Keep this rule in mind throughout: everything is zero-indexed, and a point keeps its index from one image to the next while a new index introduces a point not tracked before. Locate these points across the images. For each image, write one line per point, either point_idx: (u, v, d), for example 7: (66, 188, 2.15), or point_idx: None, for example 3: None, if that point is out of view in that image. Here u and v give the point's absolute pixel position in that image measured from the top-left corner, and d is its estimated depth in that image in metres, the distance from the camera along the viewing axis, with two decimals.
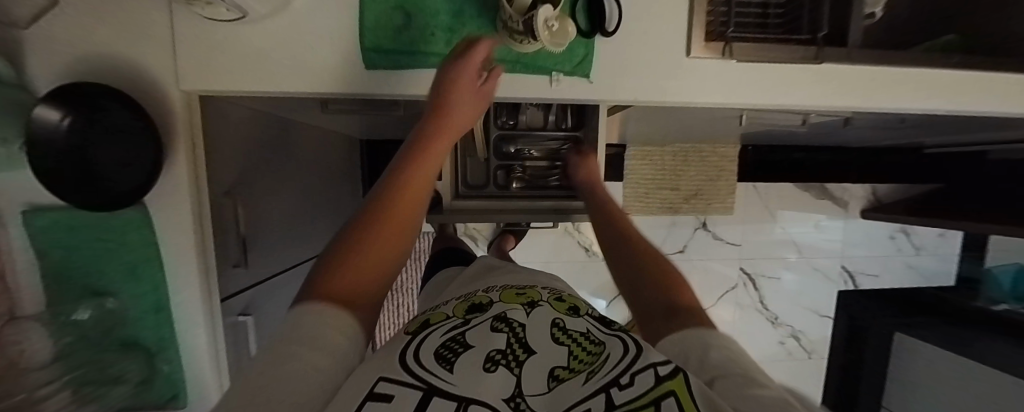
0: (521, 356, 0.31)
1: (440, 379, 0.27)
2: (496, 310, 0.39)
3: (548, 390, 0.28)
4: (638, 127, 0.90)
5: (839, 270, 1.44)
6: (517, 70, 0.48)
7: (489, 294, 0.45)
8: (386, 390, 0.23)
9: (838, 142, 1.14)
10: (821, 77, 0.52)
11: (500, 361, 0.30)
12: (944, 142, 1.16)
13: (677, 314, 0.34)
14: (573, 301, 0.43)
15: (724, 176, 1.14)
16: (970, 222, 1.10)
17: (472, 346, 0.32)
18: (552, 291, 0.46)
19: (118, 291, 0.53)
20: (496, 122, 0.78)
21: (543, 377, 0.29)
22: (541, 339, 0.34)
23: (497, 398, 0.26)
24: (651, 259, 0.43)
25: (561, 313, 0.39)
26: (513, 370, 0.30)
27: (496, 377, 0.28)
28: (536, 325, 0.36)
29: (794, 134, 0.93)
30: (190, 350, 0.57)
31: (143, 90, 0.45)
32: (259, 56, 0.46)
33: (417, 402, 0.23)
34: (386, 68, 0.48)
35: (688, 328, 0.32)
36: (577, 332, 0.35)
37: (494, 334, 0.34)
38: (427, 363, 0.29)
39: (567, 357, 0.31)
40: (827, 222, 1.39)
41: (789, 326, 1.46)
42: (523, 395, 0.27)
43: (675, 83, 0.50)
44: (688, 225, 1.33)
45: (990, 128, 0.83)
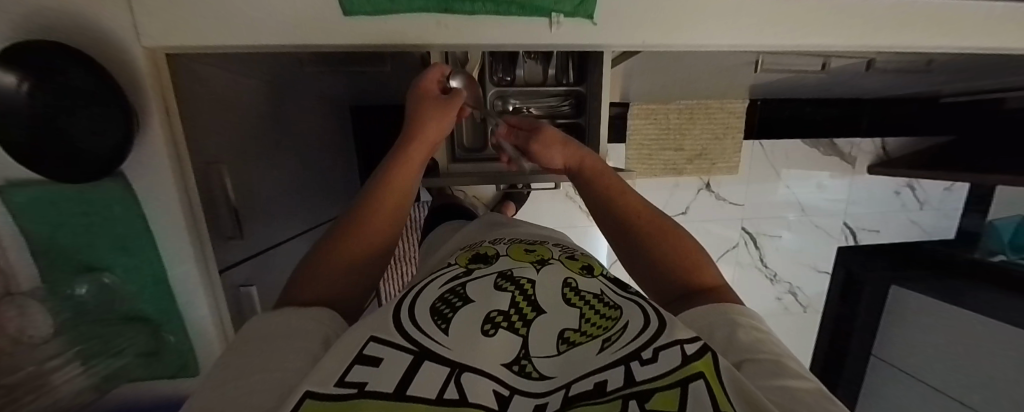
0: (528, 316, 0.31)
1: (431, 340, 0.27)
2: (501, 266, 0.38)
3: (559, 353, 0.28)
4: (643, 80, 0.85)
5: (840, 226, 1.44)
6: (513, 13, 0.43)
7: (496, 247, 0.43)
8: (377, 355, 0.25)
9: (850, 94, 1.09)
10: (852, 13, 0.48)
11: (501, 323, 0.30)
12: (959, 92, 1.10)
13: (699, 296, 0.37)
14: (586, 260, 0.42)
15: (730, 134, 1.10)
16: (979, 175, 1.07)
17: (472, 301, 0.32)
18: (562, 250, 0.44)
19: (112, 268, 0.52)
20: (492, 79, 0.71)
21: (552, 339, 0.29)
22: (551, 295, 0.33)
23: (500, 363, 0.27)
24: (652, 231, 0.43)
25: (574, 272, 0.37)
26: (518, 331, 0.30)
27: (497, 342, 0.28)
28: (544, 280, 0.35)
29: (807, 84, 0.89)
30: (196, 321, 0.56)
31: (102, 50, 0.41)
32: (223, 5, 0.40)
33: (406, 368, 0.24)
34: (367, 14, 0.41)
35: (715, 305, 0.34)
36: (590, 293, 0.34)
37: (498, 292, 0.33)
38: (422, 320, 0.29)
39: (578, 319, 0.31)
40: (831, 180, 1.37)
41: (787, 283, 1.48)
42: (529, 356, 0.28)
43: (693, 23, 0.45)
44: (691, 187, 1.30)
45: (1011, 72, 0.79)
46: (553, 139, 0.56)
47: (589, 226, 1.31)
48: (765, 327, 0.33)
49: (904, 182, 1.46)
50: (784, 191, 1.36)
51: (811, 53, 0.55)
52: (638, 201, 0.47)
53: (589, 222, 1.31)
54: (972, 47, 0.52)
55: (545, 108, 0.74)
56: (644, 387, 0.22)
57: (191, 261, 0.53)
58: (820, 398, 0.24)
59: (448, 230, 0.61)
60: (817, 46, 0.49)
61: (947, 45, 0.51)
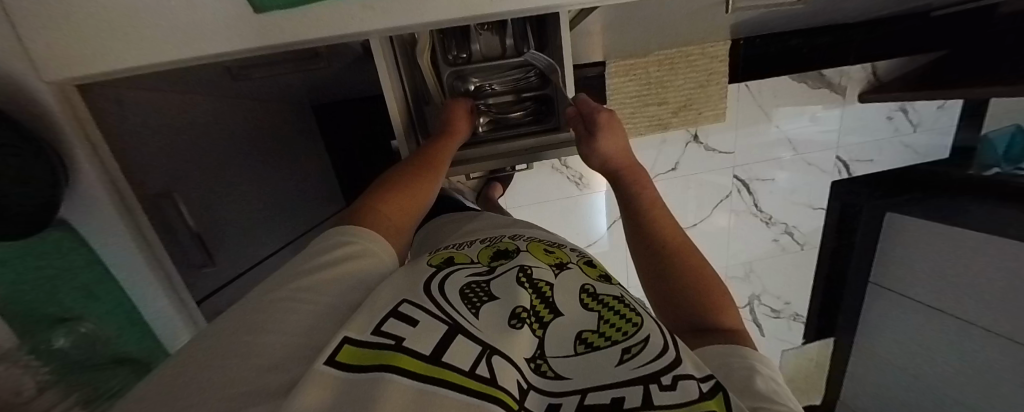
0: (545, 318, 0.29)
1: (462, 319, 0.27)
2: (522, 260, 0.35)
3: (575, 355, 0.26)
4: (616, 34, 0.79)
5: (833, 161, 1.41)
6: None
7: (515, 241, 0.41)
8: (413, 318, 0.26)
9: (839, 20, 1.02)
10: None
11: (527, 319, 0.28)
12: (954, 3, 1.03)
13: (717, 334, 0.36)
14: (604, 268, 0.39)
15: (715, 79, 1.05)
16: (974, 89, 1.03)
17: (495, 297, 0.30)
18: (580, 254, 0.42)
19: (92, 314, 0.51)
20: (446, 59, 0.66)
21: (568, 339, 0.28)
22: (569, 299, 0.31)
23: (522, 356, 0.25)
24: (681, 257, 0.43)
25: (591, 278, 0.35)
26: (537, 332, 0.28)
27: (522, 336, 0.27)
28: (563, 281, 0.33)
29: (793, 15, 0.83)
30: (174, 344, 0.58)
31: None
32: (122, 19, 0.35)
33: (440, 338, 0.24)
34: (281, 8, 0.36)
35: (730, 346, 0.33)
36: (609, 297, 0.32)
37: (517, 287, 0.30)
38: (452, 299, 0.29)
39: (596, 320, 0.29)
40: (821, 113, 1.33)
41: (782, 223, 1.48)
42: (544, 355, 0.27)
43: None
44: (680, 140, 1.27)
45: None
46: (615, 147, 0.58)
47: (580, 195, 1.29)
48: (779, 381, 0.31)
49: (898, 106, 1.41)
50: (776, 132, 1.32)
51: None
52: (675, 227, 0.47)
53: (579, 191, 1.29)
54: None
55: (509, 82, 0.69)
56: None
57: (162, 293, 0.54)
58: None
59: (446, 220, 0.58)
60: None
61: None
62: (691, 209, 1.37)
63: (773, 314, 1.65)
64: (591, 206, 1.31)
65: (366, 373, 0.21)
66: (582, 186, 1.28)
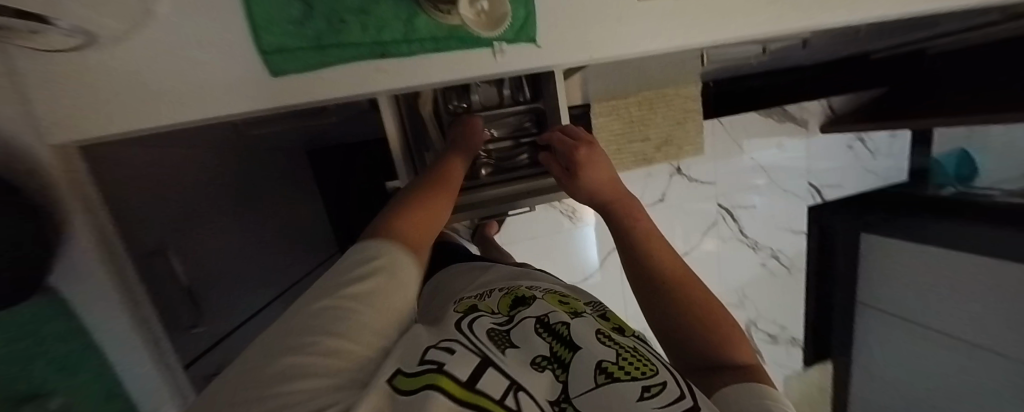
0: (566, 357, 0.29)
1: (490, 352, 0.28)
2: (540, 309, 0.36)
3: (597, 387, 0.26)
4: (600, 81, 0.85)
5: (805, 186, 1.50)
6: (452, 48, 0.39)
7: (531, 289, 0.42)
8: (443, 354, 0.26)
9: (798, 62, 1.12)
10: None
11: (546, 365, 0.29)
12: (888, 48, 1.17)
13: (731, 372, 0.35)
14: (619, 322, 0.39)
15: (691, 117, 1.13)
16: (919, 121, 1.13)
17: (516, 343, 0.31)
18: (596, 309, 0.42)
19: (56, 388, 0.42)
20: (447, 107, 0.69)
21: (589, 372, 0.28)
22: (588, 340, 0.31)
23: (545, 398, 0.26)
24: (683, 293, 0.42)
25: (609, 326, 0.36)
26: (557, 376, 0.29)
27: (542, 379, 0.28)
28: (581, 322, 0.33)
29: (757, 61, 0.91)
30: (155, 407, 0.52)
31: None
32: (131, 88, 0.34)
33: (475, 366, 0.26)
34: (296, 71, 0.37)
35: (747, 385, 0.32)
36: (628, 344, 0.32)
37: (536, 334, 0.32)
38: (480, 335, 0.31)
39: (615, 355, 0.29)
40: (788, 141, 1.43)
41: (768, 248, 1.53)
42: (569, 398, 0.27)
43: (643, 28, 0.42)
44: (663, 173, 1.32)
45: (931, 27, 0.84)
46: (602, 181, 0.57)
47: (571, 229, 1.31)
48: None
49: (855, 136, 1.53)
50: (750, 162, 1.40)
51: (763, 38, 0.52)
52: (674, 260, 0.46)
53: (571, 225, 1.31)
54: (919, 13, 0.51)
55: (507, 128, 0.72)
56: None
57: (138, 346, 0.47)
58: None
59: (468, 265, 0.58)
60: (774, 31, 0.46)
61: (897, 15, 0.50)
62: (681, 238, 1.40)
63: (771, 340, 1.66)
64: (584, 239, 1.33)
65: (415, 394, 0.23)
66: (574, 220, 1.30)
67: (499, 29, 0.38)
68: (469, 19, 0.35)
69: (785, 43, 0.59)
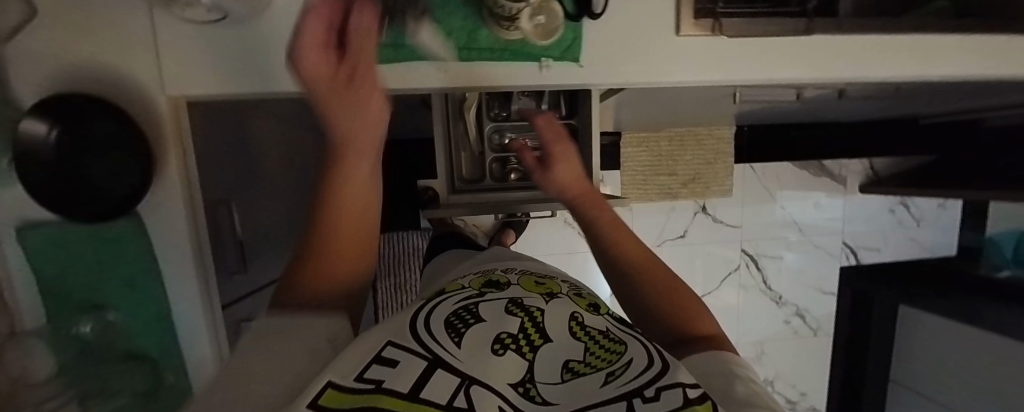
0: (535, 342, 0.29)
1: (442, 350, 0.25)
2: (512, 293, 0.36)
3: (563, 381, 0.26)
4: (632, 111, 0.89)
5: (839, 246, 1.44)
6: (504, 60, 0.44)
7: (508, 275, 0.43)
8: (393, 357, 0.23)
9: (841, 118, 1.11)
10: (838, 49, 0.48)
11: (509, 345, 0.27)
12: (937, 114, 1.14)
13: (695, 342, 0.38)
14: (593, 299, 0.41)
15: (721, 158, 1.14)
16: (970, 193, 1.08)
17: (483, 320, 0.30)
18: (570, 286, 0.43)
19: (120, 303, 0.45)
20: (489, 114, 0.73)
21: (557, 366, 0.27)
22: (557, 326, 0.31)
23: (506, 381, 0.24)
24: (650, 275, 0.44)
25: (582, 308, 0.36)
26: (524, 356, 0.27)
27: (506, 361, 0.26)
28: (554, 310, 0.33)
29: (795, 112, 0.92)
30: (193, 351, 0.51)
31: (122, 97, 0.41)
32: (241, 59, 0.42)
33: (420, 374, 0.21)
34: None
35: (711, 353, 0.35)
36: (595, 329, 0.32)
37: (508, 316, 0.31)
38: (436, 332, 0.27)
39: (583, 350, 0.29)
40: (824, 198, 1.39)
41: (793, 305, 1.46)
42: (534, 379, 0.25)
43: (680, 62, 0.46)
44: (688, 210, 1.32)
45: (988, 99, 0.82)
46: (569, 176, 0.56)
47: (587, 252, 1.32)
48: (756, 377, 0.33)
49: (898, 200, 1.47)
50: (781, 214, 1.37)
51: (795, 85, 0.54)
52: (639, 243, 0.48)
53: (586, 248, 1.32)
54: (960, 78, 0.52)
55: (541, 139, 0.76)
56: None
57: (194, 277, 0.47)
58: None
59: (454, 256, 0.62)
60: (808, 80, 0.48)
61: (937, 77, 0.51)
62: (699, 280, 1.37)
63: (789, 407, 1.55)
64: (598, 264, 1.33)
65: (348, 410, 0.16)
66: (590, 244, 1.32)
67: (550, 40, 0.43)
68: (530, 31, 0.41)
69: (821, 90, 0.59)
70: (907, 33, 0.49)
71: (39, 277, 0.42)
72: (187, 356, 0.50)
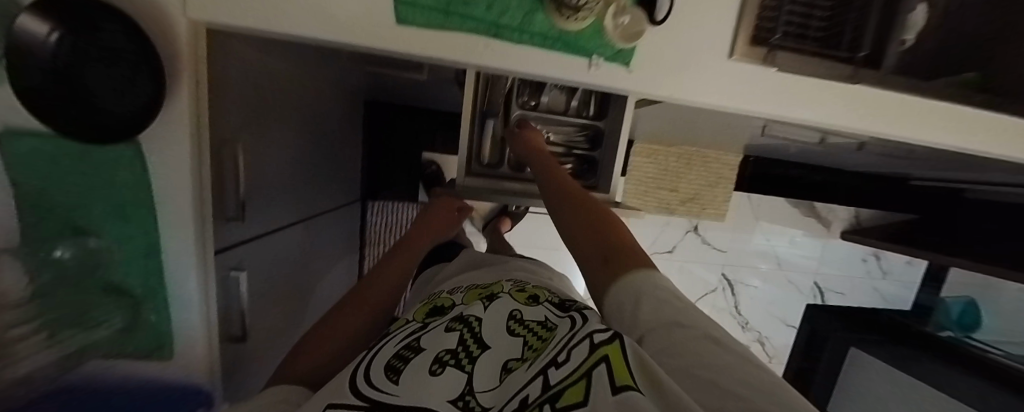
0: (473, 353, 0.29)
1: (381, 393, 0.26)
2: (453, 313, 0.38)
3: (501, 383, 0.26)
4: (652, 123, 0.89)
5: (810, 284, 1.51)
6: (556, 49, 0.43)
7: (452, 296, 0.46)
8: None
9: (842, 165, 1.14)
10: (875, 102, 0.49)
11: (448, 364, 0.28)
12: (929, 179, 1.19)
13: (612, 261, 0.36)
14: (536, 291, 0.42)
15: (722, 184, 1.16)
16: (943, 256, 1.14)
17: (422, 349, 0.31)
18: (517, 284, 0.45)
19: (105, 232, 0.41)
20: (518, 101, 0.74)
21: (495, 370, 0.27)
22: (495, 332, 0.32)
23: (444, 401, 0.24)
24: (586, 210, 0.44)
25: (522, 303, 0.38)
26: (464, 369, 0.28)
27: (445, 379, 0.27)
28: (492, 316, 0.35)
29: (804, 152, 0.94)
30: (181, 306, 0.44)
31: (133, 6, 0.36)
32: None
33: None
34: (420, 26, 0.41)
35: (620, 275, 0.34)
36: (534, 321, 0.34)
37: (447, 335, 0.33)
38: (375, 375, 0.28)
39: (522, 347, 0.30)
40: (808, 238, 1.44)
41: (757, 331, 1.53)
42: (472, 392, 0.25)
43: (725, 85, 0.46)
44: (679, 226, 1.34)
45: (983, 173, 0.86)
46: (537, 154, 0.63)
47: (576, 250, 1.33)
48: (671, 288, 0.32)
49: (872, 251, 1.55)
50: (764, 245, 1.43)
51: (826, 129, 0.55)
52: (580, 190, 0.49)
53: None
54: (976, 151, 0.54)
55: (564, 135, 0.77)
56: (556, 388, 0.20)
57: (192, 219, 0.42)
58: (726, 355, 0.24)
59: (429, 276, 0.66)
60: (842, 126, 0.49)
61: (957, 145, 0.53)
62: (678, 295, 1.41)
63: None
64: (584, 264, 1.35)
65: None
66: None
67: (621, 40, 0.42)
68: (612, 29, 0.42)
69: (846, 140, 0.61)
70: (942, 100, 0.50)
71: (18, 193, 0.37)
72: (174, 308, 0.45)
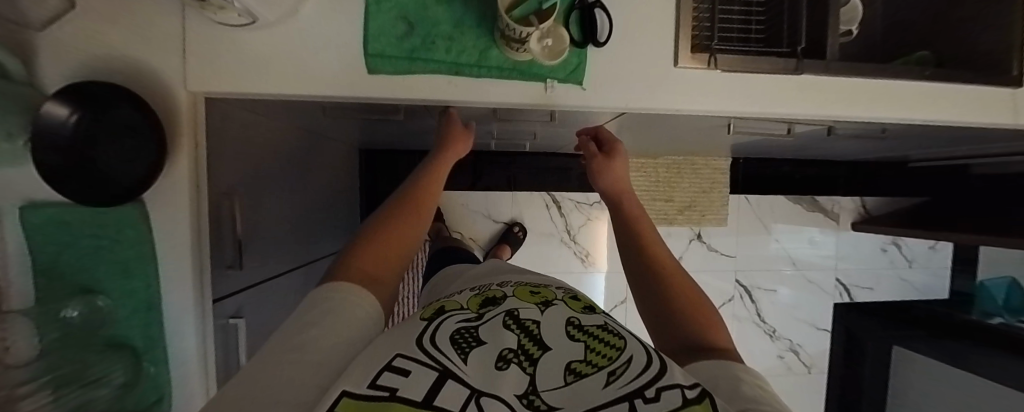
0: (534, 354, 0.23)
1: (453, 363, 0.21)
2: (508, 305, 0.30)
3: (566, 384, 0.21)
4: (633, 138, 0.92)
5: (833, 282, 1.44)
6: (512, 77, 0.47)
7: (501, 289, 0.35)
8: (404, 366, 0.19)
9: (834, 156, 1.14)
10: (825, 88, 0.51)
11: (513, 360, 0.23)
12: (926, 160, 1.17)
13: (705, 350, 0.33)
14: (591, 302, 0.34)
15: (717, 188, 1.17)
16: (960, 235, 1.09)
17: (485, 333, 0.25)
18: (568, 291, 0.36)
19: (110, 287, 0.44)
20: None
21: (557, 369, 0.22)
22: (552, 330, 0.26)
23: (511, 394, 0.20)
24: (670, 279, 0.42)
25: (575, 309, 0.30)
26: (525, 369, 0.22)
27: (509, 375, 0.21)
28: (553, 319, 0.27)
29: (789, 147, 0.95)
30: (179, 352, 0.48)
31: (142, 86, 0.43)
32: (258, 62, 0.44)
33: (434, 382, 0.18)
34: (388, 73, 0.46)
35: (718, 362, 0.31)
36: (593, 327, 0.27)
37: (503, 329, 0.26)
38: (440, 343, 0.23)
39: (583, 350, 0.24)
40: (820, 236, 1.40)
41: (787, 340, 1.45)
42: (538, 390, 0.20)
43: (678, 90, 0.48)
44: (683, 236, 1.32)
45: (975, 145, 0.85)
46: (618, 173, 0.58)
47: (582, 273, 1.31)
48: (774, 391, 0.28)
49: (890, 240, 1.49)
50: (776, 247, 1.38)
51: (787, 119, 0.57)
52: (665, 252, 0.46)
53: (583, 269, 1.32)
54: (942, 121, 0.54)
55: None
56: None
57: (189, 270, 0.46)
58: None
59: (455, 272, 0.54)
60: (799, 113, 0.51)
61: (920, 117, 0.54)
62: None
63: None
64: (593, 286, 1.33)
65: None
66: (587, 264, 1.31)
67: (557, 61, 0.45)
68: (538, 52, 0.43)
69: (811, 127, 0.62)
70: (888, 78, 0.52)
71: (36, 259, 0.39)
72: (174, 355, 0.48)
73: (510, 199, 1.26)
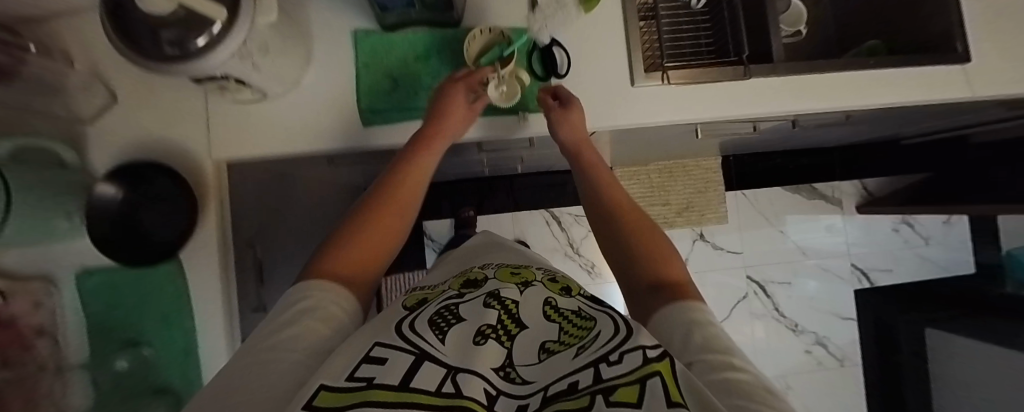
0: (513, 331, 0.26)
1: (430, 346, 0.23)
2: (490, 287, 0.33)
3: (539, 362, 0.23)
4: (619, 150, 0.96)
5: (848, 268, 1.41)
6: (490, 114, 0.53)
7: (485, 270, 0.39)
8: (382, 355, 0.21)
9: (823, 143, 1.15)
10: (777, 87, 0.54)
11: (490, 335, 0.25)
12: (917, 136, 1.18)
13: (664, 290, 0.35)
14: (568, 282, 0.37)
15: (712, 187, 1.21)
16: (964, 206, 1.08)
17: (464, 318, 0.27)
18: (548, 273, 0.40)
19: (154, 339, 0.50)
20: None
21: (533, 349, 0.25)
22: (531, 311, 0.28)
23: (488, 367, 0.22)
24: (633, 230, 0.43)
25: (554, 292, 0.32)
26: (504, 344, 0.25)
27: (487, 350, 0.23)
28: (531, 299, 0.30)
29: (771, 140, 0.98)
30: None
31: (175, 159, 0.52)
32: (264, 127, 0.52)
33: (410, 364, 0.20)
34: (380, 124, 0.52)
35: (677, 303, 0.32)
36: (568, 310, 0.29)
37: (486, 309, 0.28)
38: (422, 330, 0.25)
39: (558, 331, 0.26)
40: (826, 222, 1.39)
41: (812, 333, 1.39)
42: (512, 364, 0.23)
43: (639, 105, 0.53)
44: (687, 238, 1.33)
45: (954, 119, 0.85)
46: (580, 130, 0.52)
47: (590, 284, 1.32)
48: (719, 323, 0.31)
49: (899, 218, 1.44)
50: (783, 237, 1.37)
51: (749, 119, 0.60)
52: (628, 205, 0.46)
53: (590, 280, 1.34)
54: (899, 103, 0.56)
55: None
56: (606, 383, 0.17)
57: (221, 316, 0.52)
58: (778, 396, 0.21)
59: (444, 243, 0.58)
60: (758, 112, 0.54)
61: (877, 102, 0.56)
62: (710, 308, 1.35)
63: None
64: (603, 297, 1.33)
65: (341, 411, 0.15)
66: (593, 275, 1.33)
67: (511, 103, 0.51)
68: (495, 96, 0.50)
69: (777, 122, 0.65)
70: (836, 70, 0.55)
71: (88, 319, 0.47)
72: None
73: (511, 220, 1.30)
